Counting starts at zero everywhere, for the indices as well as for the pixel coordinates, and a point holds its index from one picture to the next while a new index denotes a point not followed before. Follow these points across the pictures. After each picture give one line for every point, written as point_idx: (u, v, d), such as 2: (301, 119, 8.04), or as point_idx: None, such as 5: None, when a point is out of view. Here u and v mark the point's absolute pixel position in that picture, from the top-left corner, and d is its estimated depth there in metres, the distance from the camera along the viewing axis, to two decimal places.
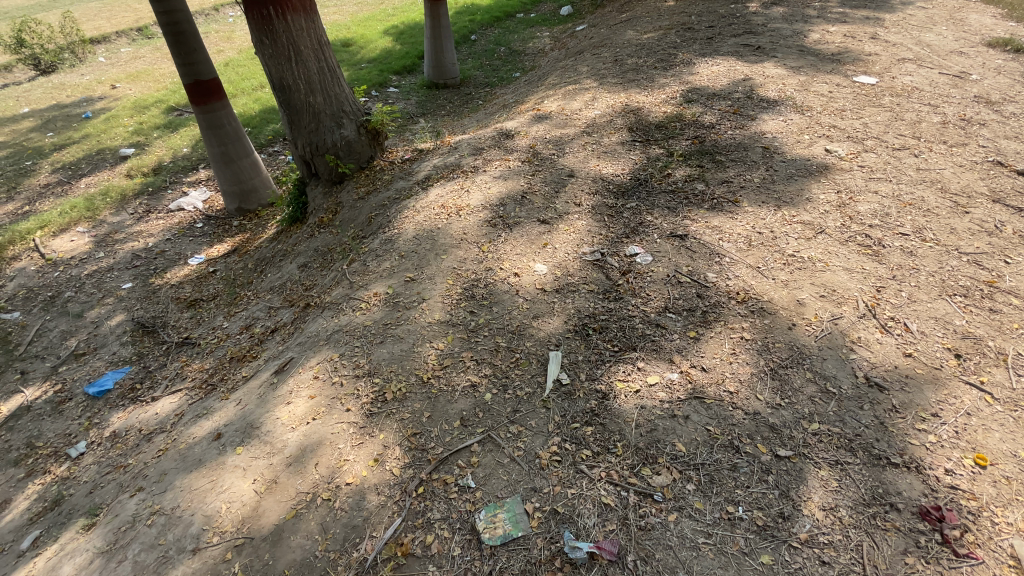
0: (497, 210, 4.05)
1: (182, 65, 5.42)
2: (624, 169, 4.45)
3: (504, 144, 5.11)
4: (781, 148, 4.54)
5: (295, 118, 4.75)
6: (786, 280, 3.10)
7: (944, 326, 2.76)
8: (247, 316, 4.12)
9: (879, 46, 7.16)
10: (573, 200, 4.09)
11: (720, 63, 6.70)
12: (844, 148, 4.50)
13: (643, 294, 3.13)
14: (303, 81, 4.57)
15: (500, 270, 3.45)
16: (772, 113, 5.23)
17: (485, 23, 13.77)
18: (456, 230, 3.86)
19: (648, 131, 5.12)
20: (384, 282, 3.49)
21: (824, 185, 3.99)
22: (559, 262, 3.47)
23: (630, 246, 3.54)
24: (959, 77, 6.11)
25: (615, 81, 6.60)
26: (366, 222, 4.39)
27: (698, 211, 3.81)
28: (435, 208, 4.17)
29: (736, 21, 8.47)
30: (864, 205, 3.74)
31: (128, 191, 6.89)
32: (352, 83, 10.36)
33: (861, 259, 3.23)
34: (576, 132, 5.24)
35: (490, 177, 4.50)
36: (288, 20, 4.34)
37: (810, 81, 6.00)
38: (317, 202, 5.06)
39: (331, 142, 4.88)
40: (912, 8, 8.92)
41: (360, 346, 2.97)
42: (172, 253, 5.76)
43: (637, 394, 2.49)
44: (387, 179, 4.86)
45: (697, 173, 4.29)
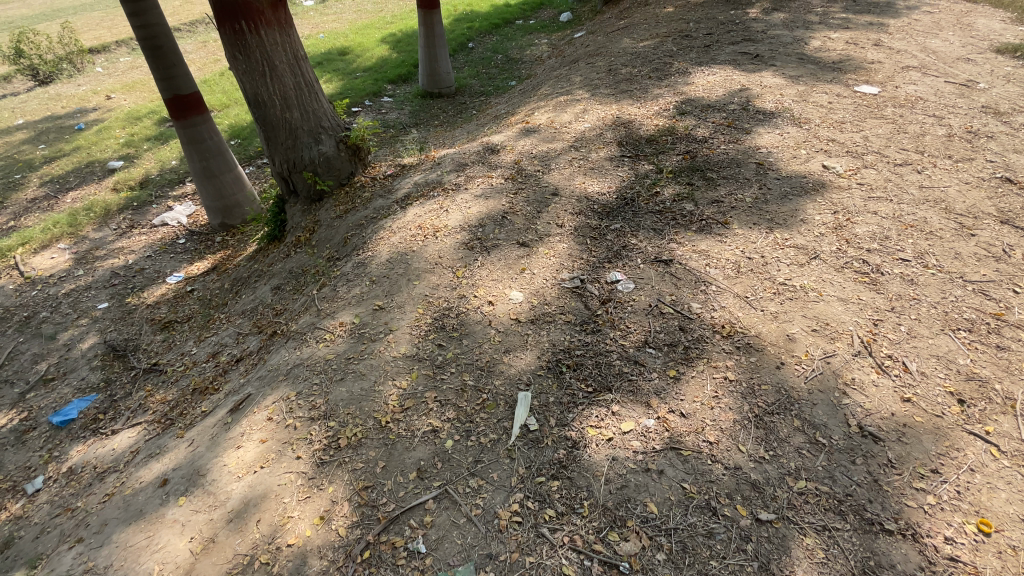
0: (475, 231, 3.87)
1: (161, 80, 5.29)
2: (610, 187, 4.27)
3: (489, 160, 4.93)
4: (776, 163, 4.33)
5: (271, 134, 4.60)
6: (776, 312, 2.89)
7: (946, 367, 2.55)
8: (215, 342, 3.96)
9: (882, 53, 6.94)
10: (555, 220, 3.91)
11: (716, 72, 6.50)
12: (843, 164, 4.29)
13: (622, 327, 2.93)
14: (278, 96, 4.43)
15: (473, 298, 3.26)
16: (768, 126, 5.02)
17: (483, 30, 13.64)
18: (431, 253, 3.68)
19: (638, 145, 4.94)
20: (352, 310, 3.30)
21: (820, 205, 3.78)
22: (536, 289, 3.28)
23: (611, 272, 3.36)
24: (966, 86, 5.88)
25: (607, 92, 6.42)
26: (341, 243, 4.22)
27: (686, 233, 3.62)
28: (412, 229, 4.00)
29: (735, 28, 8.27)
30: (862, 228, 3.52)
31: (112, 206, 6.78)
32: (346, 92, 10.24)
33: (857, 288, 3.02)
34: (563, 146, 5.07)
35: (471, 196, 4.32)
36: (261, 34, 4.20)
37: (809, 91, 5.79)
38: (295, 220, 4.89)
39: (309, 159, 4.71)
40: (917, 14, 8.69)
41: (318, 384, 2.78)
42: (151, 271, 5.62)
43: (609, 443, 2.29)
44: (367, 197, 4.69)
45: (687, 191, 4.10)
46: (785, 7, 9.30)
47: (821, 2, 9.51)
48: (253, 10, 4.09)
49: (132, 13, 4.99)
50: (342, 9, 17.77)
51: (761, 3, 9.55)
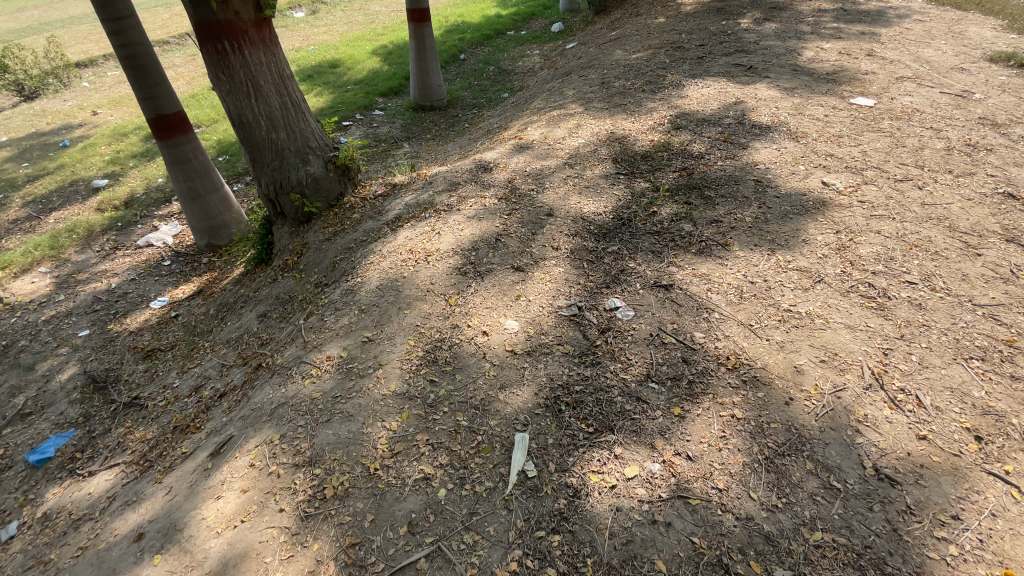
0: (468, 255, 3.74)
1: (144, 100, 5.14)
2: (606, 207, 4.17)
3: (482, 178, 4.82)
4: (774, 180, 4.24)
5: (256, 155, 4.46)
6: (783, 341, 2.77)
7: (961, 400, 2.45)
8: (199, 375, 3.81)
9: (876, 63, 6.91)
10: (550, 242, 3.79)
11: (710, 85, 6.44)
12: (842, 181, 4.21)
13: (623, 358, 2.80)
14: (264, 117, 4.30)
15: (467, 327, 3.12)
16: (765, 140, 4.95)
17: (475, 41, 13.59)
18: (423, 279, 3.53)
19: (634, 161, 4.84)
20: (339, 342, 3.15)
21: (822, 224, 3.68)
22: (531, 318, 3.15)
23: (609, 299, 3.23)
24: (962, 97, 5.84)
25: (601, 105, 6.34)
26: (329, 268, 4.08)
27: (685, 256, 3.51)
28: (403, 253, 3.86)
29: (728, 39, 8.24)
30: (866, 248, 3.43)
31: (96, 227, 6.62)
32: (336, 106, 10.12)
33: (864, 314, 2.92)
34: (557, 164, 4.97)
35: (464, 217, 4.20)
36: (245, 54, 4.07)
37: (804, 103, 5.73)
38: (282, 242, 4.74)
39: (296, 180, 4.58)
40: (909, 22, 8.70)
41: (304, 426, 2.64)
42: (135, 295, 5.46)
43: (612, 491, 2.16)
44: (356, 219, 4.55)
45: (684, 211, 4.00)
46: (777, 17, 9.29)
47: (813, 11, 9.51)
48: (236, 30, 3.97)
49: (113, 32, 4.87)
50: (333, 21, 17.72)
51: (753, 13, 9.55)
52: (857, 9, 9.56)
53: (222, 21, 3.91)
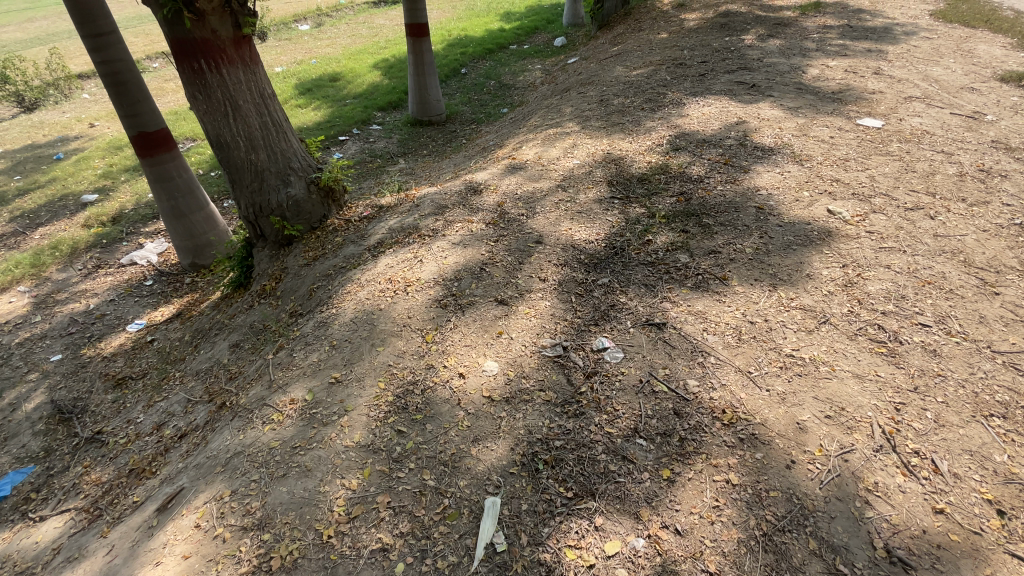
0: (450, 285, 3.51)
1: (126, 117, 5.00)
2: (597, 234, 3.95)
3: (470, 201, 4.61)
4: (777, 208, 4.01)
5: (235, 177, 4.28)
6: (785, 392, 2.53)
7: (981, 466, 2.20)
8: (163, 411, 3.64)
9: (884, 82, 6.70)
10: (537, 273, 3.57)
11: (712, 103, 6.25)
12: (849, 209, 3.97)
13: (609, 409, 2.55)
14: (243, 138, 4.13)
15: (443, 368, 2.87)
16: (767, 163, 4.73)
17: (477, 55, 13.51)
18: (400, 312, 3.30)
19: (629, 185, 4.63)
20: (306, 383, 2.93)
21: (827, 257, 3.44)
22: (513, 358, 2.89)
23: (598, 338, 2.99)
24: (973, 118, 5.61)
25: (598, 124, 6.16)
26: (306, 296, 3.88)
27: (680, 290, 3.27)
28: (381, 281, 3.62)
29: (731, 56, 8.07)
30: (875, 285, 3.18)
31: (80, 244, 6.47)
32: (333, 120, 10.00)
33: (873, 361, 2.67)
34: (550, 186, 4.76)
35: (449, 243, 3.98)
36: (223, 73, 3.91)
37: (809, 124, 5.52)
38: (262, 266, 4.54)
39: (277, 202, 4.39)
40: (916, 39, 8.51)
41: (258, 481, 2.43)
42: (113, 318, 5.29)
43: (589, 572, 1.94)
44: (337, 242, 4.35)
45: (681, 240, 3.78)
46: (781, 33, 9.13)
47: (818, 28, 9.34)
48: (214, 48, 3.81)
49: (93, 48, 4.75)
50: (336, 34, 17.76)
51: (757, 29, 9.39)
52: (863, 26, 9.38)
53: (198, 40, 3.75)
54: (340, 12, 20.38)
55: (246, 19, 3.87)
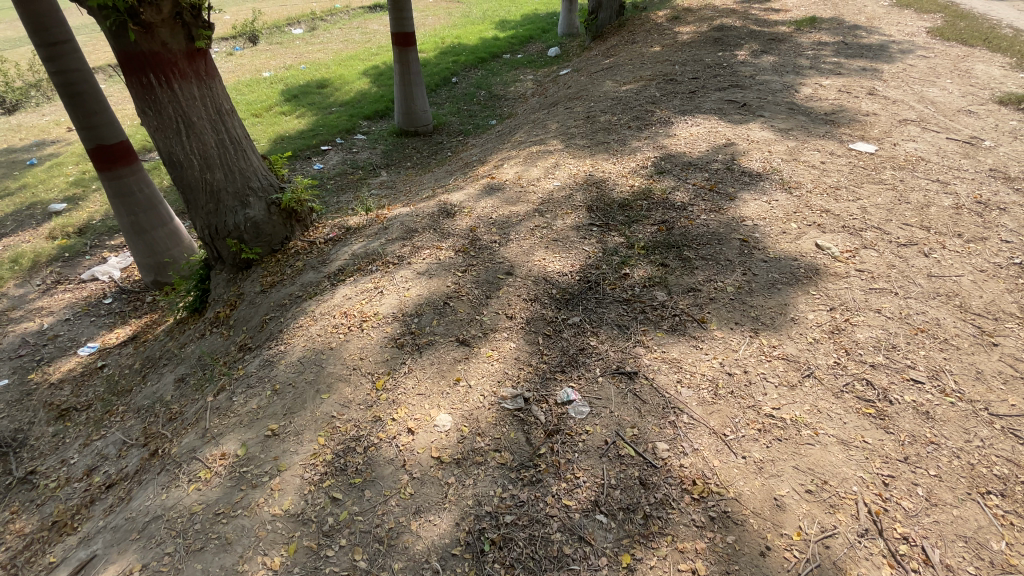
0: (409, 321, 3.23)
1: (82, 129, 4.72)
2: (572, 266, 3.71)
3: (442, 225, 4.35)
4: (763, 240, 3.79)
5: (189, 197, 4.02)
6: (763, 460, 2.28)
7: (977, 556, 1.97)
8: (98, 452, 3.37)
9: (877, 103, 6.53)
10: (504, 309, 3.30)
11: (700, 123, 6.05)
12: (838, 243, 3.75)
13: (569, 476, 2.29)
14: (197, 156, 3.88)
15: (390, 422, 2.60)
16: (754, 191, 4.51)
17: (469, 63, 13.31)
18: (352, 352, 3.04)
19: (610, 211, 4.40)
20: (241, 435, 2.67)
21: (813, 298, 3.21)
22: (468, 411, 2.61)
23: (563, 388, 2.72)
24: (970, 144, 5.42)
25: (583, 143, 5.94)
26: (257, 328, 3.62)
27: (655, 334, 3.02)
28: (336, 316, 3.35)
29: (723, 72, 7.89)
30: (864, 333, 2.95)
31: (40, 257, 6.18)
32: (316, 129, 9.75)
33: (860, 425, 2.44)
34: (527, 210, 4.53)
35: (413, 271, 3.71)
36: (174, 89, 3.67)
37: (800, 147, 5.32)
38: (218, 290, 4.28)
39: (234, 225, 4.13)
40: (912, 58, 8.35)
41: (172, 555, 2.17)
42: (66, 339, 5.02)
43: None
44: (297, 268, 4.09)
45: (660, 274, 3.54)
46: (775, 49, 8.97)
47: (812, 44, 9.19)
48: (164, 62, 3.57)
49: (47, 57, 4.49)
50: (329, 39, 17.53)
51: (750, 45, 9.23)
52: (858, 43, 9.23)
53: (147, 53, 3.50)
54: (335, 16, 20.15)
55: (200, 31, 3.63)
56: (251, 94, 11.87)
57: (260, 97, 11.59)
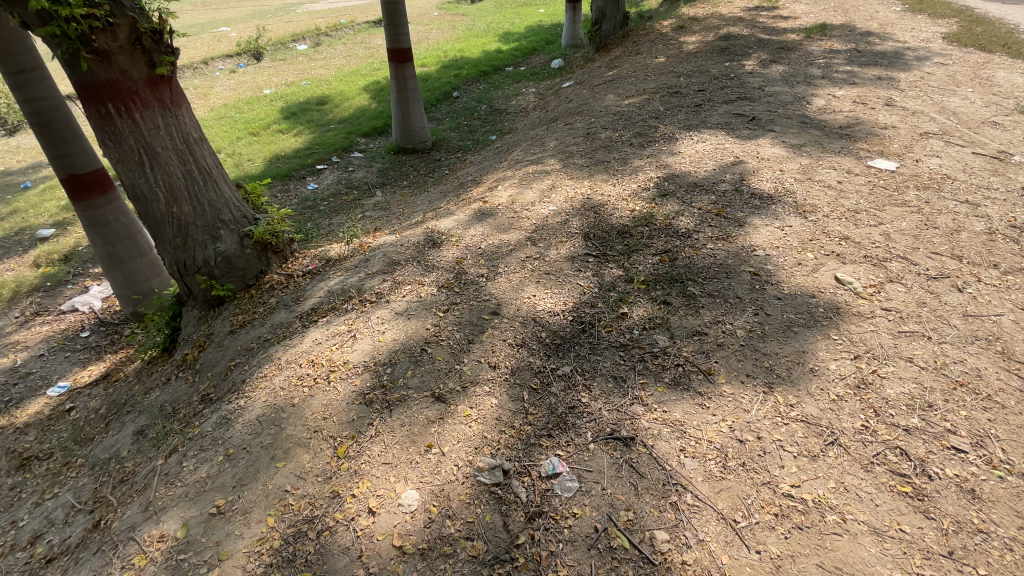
0: (381, 373, 2.89)
1: (54, 158, 4.48)
2: (564, 303, 3.37)
3: (427, 256, 4.03)
4: (776, 273, 3.44)
5: (156, 231, 3.78)
6: (782, 557, 1.92)
7: None
8: (47, 515, 3.09)
9: (896, 115, 6.14)
10: (487, 356, 2.94)
11: (706, 139, 5.72)
12: (859, 276, 3.39)
13: (551, 574, 1.95)
14: (163, 189, 3.63)
15: (350, 500, 2.28)
16: (765, 215, 4.15)
17: (471, 77, 13.11)
18: (316, 410, 2.73)
19: (608, 239, 4.08)
20: (186, 512, 2.38)
21: (835, 344, 2.85)
22: (439, 486, 2.28)
23: (549, 458, 2.37)
24: (999, 159, 5.02)
25: (582, 162, 5.63)
26: (222, 376, 3.34)
27: (655, 389, 2.66)
28: (303, 365, 3.04)
29: (730, 83, 7.56)
30: (895, 388, 2.58)
31: (22, 287, 5.98)
32: (313, 147, 9.56)
33: (896, 508, 2.07)
34: (518, 238, 4.21)
35: (391, 311, 3.38)
36: (136, 118, 3.42)
37: (813, 165, 4.95)
38: (188, 328, 4.01)
39: (203, 260, 3.86)
40: (930, 66, 7.95)
41: None
42: (38, 378, 4.79)
43: None
44: (270, 306, 3.80)
45: (661, 315, 3.19)
46: (785, 58, 8.61)
47: (824, 52, 8.82)
48: (124, 91, 3.33)
49: (16, 86, 4.29)
50: (332, 54, 17.47)
51: (759, 54, 8.88)
52: (872, 50, 8.85)
53: (105, 81, 3.27)
54: (340, 31, 20.13)
55: (162, 56, 3.39)
56: (251, 111, 11.75)
57: (259, 115, 11.45)
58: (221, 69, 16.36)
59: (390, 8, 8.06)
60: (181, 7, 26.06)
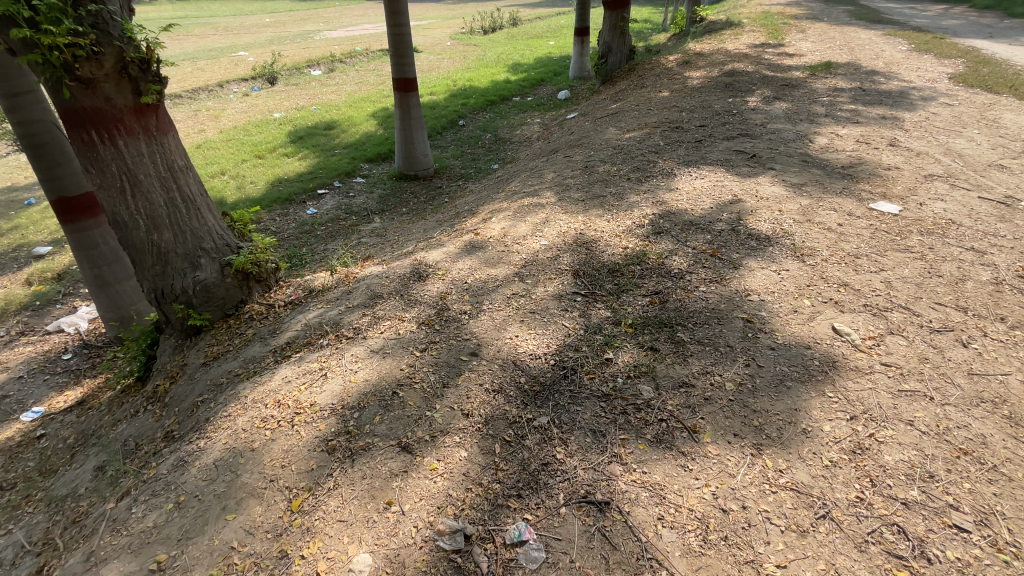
0: (347, 417, 2.73)
1: (45, 181, 4.46)
2: (547, 346, 3.20)
3: (411, 290, 3.91)
4: (770, 321, 3.28)
5: (135, 258, 3.72)
6: None
7: None
8: None
9: (900, 156, 6.04)
10: (460, 403, 2.77)
11: (705, 175, 5.63)
12: (858, 326, 3.23)
13: None
14: (143, 216, 3.58)
15: (298, 561, 2.11)
16: (762, 257, 4.02)
17: (478, 106, 13.25)
18: (276, 457, 2.58)
19: (598, 277, 3.95)
20: (126, 567, 2.22)
21: (830, 402, 2.67)
22: (394, 550, 2.11)
23: (515, 522, 2.19)
24: (1006, 204, 4.88)
25: (577, 196, 5.56)
26: (188, 412, 3.21)
27: (636, 447, 2.48)
28: (268, 406, 2.89)
29: (732, 119, 7.53)
30: (893, 455, 2.40)
31: (10, 306, 5.93)
32: (316, 172, 9.60)
33: None
34: (506, 273, 4.09)
35: (367, 349, 3.24)
36: (119, 146, 3.40)
37: (814, 206, 4.83)
38: (163, 358, 3.90)
39: (181, 288, 3.78)
40: (935, 106, 7.89)
41: None
42: (13, 402, 4.69)
43: None
44: (246, 338, 3.69)
45: (647, 362, 3.03)
46: (788, 95, 8.60)
47: (828, 90, 8.82)
48: (108, 118, 3.31)
49: (10, 108, 4.28)
50: (344, 80, 17.81)
51: (762, 90, 8.89)
52: (876, 89, 8.82)
53: (89, 108, 3.25)
54: (354, 58, 20.57)
55: (149, 85, 3.36)
56: (259, 134, 11.91)
57: (266, 138, 11.59)
58: (235, 92, 16.69)
59: (396, 39, 8.18)
60: (202, 32, 26.86)
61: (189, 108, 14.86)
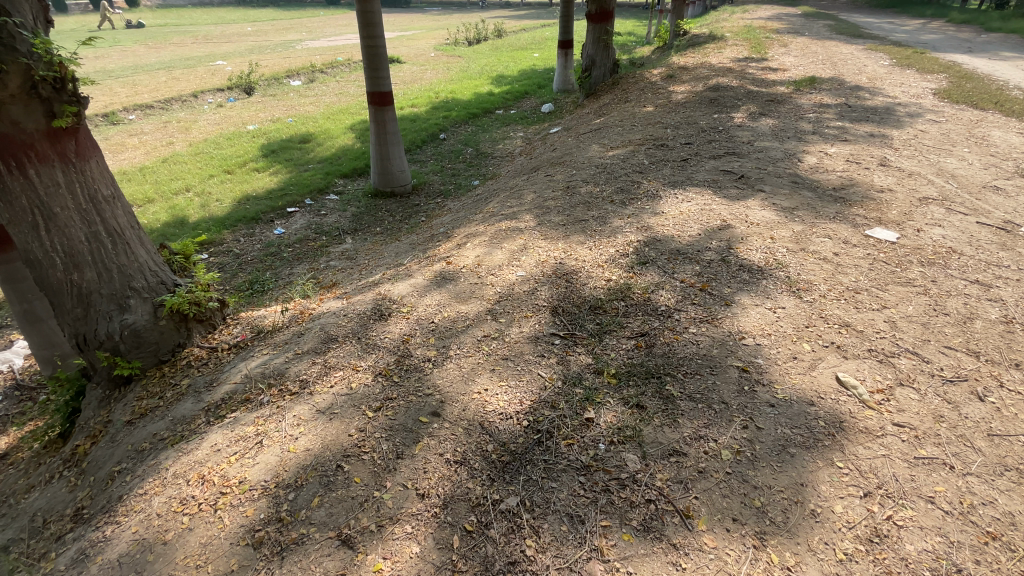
0: (280, 500, 2.32)
1: None
2: (520, 402, 2.79)
3: (370, 332, 3.51)
4: (768, 371, 2.95)
5: (53, 300, 3.28)
6: None
7: None
8: None
9: (892, 176, 5.82)
10: (416, 480, 2.37)
11: (692, 198, 5.34)
12: (864, 377, 2.90)
13: None
14: (60, 253, 3.15)
15: None
16: (755, 293, 3.70)
17: (459, 118, 12.93)
18: (192, 554, 2.16)
19: (578, 316, 3.58)
20: None
21: (839, 475, 2.33)
22: None
23: None
24: (1007, 230, 4.64)
25: (558, 220, 5.21)
26: (103, 485, 2.76)
27: (618, 537, 2.11)
28: (191, 484, 2.47)
29: (718, 137, 7.28)
30: (915, 544, 2.06)
31: None
32: (287, 188, 9.14)
33: None
34: (478, 311, 3.70)
35: (312, 408, 2.83)
36: (29, 175, 2.96)
37: (807, 233, 4.54)
38: (88, 411, 3.44)
39: (105, 334, 3.35)
40: (922, 123, 7.74)
41: None
42: None
43: None
44: (180, 391, 3.25)
45: (632, 422, 2.66)
46: (774, 111, 8.40)
47: (814, 106, 8.66)
48: (16, 145, 2.88)
49: None
50: (323, 91, 17.37)
51: (748, 106, 8.69)
52: (862, 105, 8.68)
53: None
54: (335, 69, 20.18)
55: (64, 106, 2.94)
56: (230, 148, 11.42)
57: (237, 152, 11.11)
58: (210, 103, 16.16)
59: (370, 51, 7.82)
60: (180, 41, 26.28)
61: (159, 119, 14.28)
